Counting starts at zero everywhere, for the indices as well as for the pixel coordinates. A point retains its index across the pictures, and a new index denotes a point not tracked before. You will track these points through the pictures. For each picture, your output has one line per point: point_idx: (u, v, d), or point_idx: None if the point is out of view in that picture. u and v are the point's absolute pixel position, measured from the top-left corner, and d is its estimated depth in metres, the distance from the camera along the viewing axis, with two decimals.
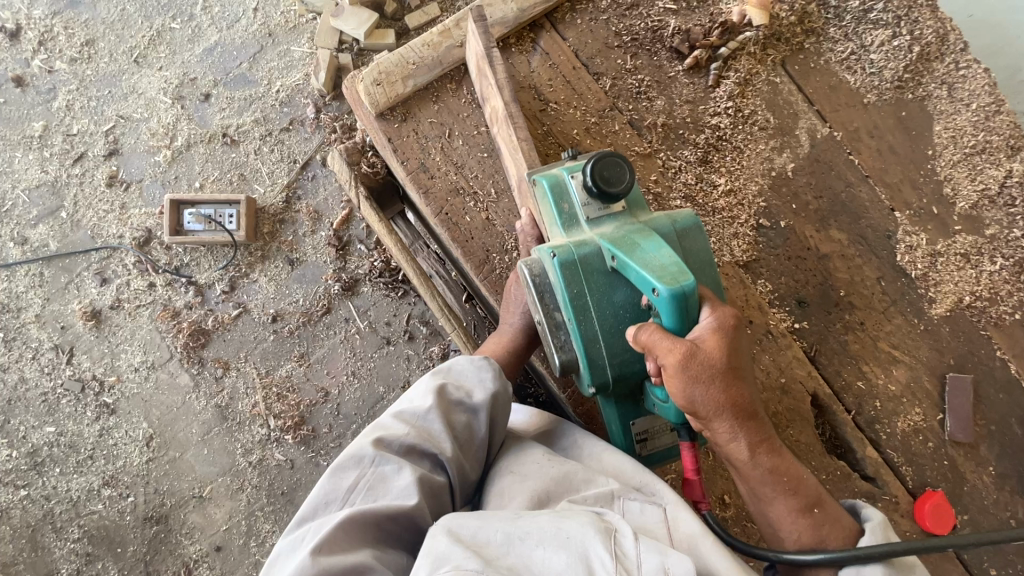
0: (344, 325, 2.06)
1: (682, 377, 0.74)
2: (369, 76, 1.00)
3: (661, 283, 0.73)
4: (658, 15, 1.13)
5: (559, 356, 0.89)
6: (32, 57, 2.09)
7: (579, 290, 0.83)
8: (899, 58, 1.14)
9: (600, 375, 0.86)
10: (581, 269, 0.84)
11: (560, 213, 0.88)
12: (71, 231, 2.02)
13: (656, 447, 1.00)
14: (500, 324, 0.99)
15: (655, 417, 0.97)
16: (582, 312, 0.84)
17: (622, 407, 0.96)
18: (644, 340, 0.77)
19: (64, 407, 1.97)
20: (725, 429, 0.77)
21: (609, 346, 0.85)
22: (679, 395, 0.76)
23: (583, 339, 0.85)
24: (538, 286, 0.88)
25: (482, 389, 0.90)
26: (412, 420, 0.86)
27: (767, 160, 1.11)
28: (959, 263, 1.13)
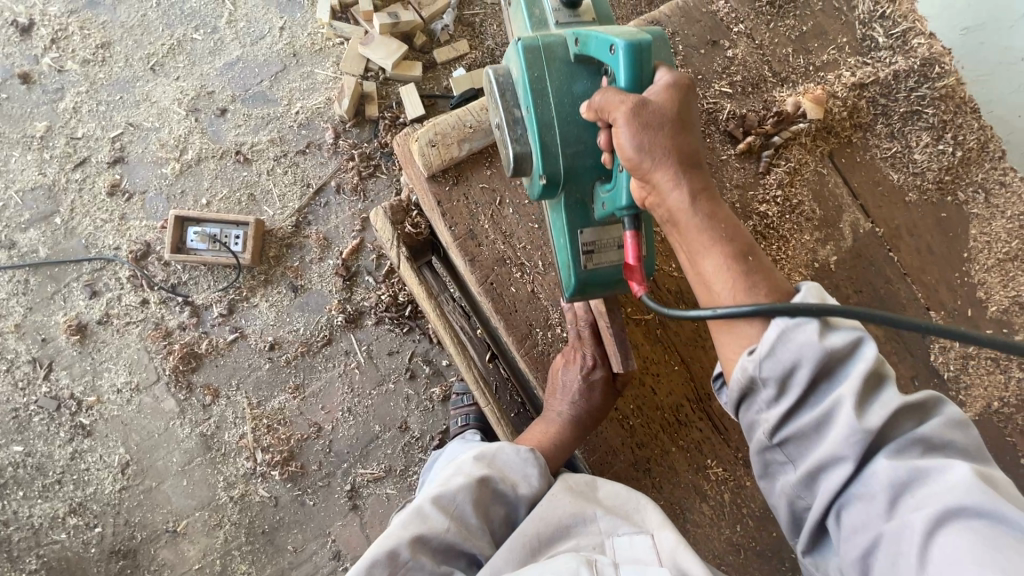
0: (344, 358, 1.98)
1: (632, 121, 0.67)
2: (425, 136, 0.97)
3: (618, 33, 0.71)
4: (713, 98, 1.13)
5: (513, 149, 0.87)
6: (42, 54, 2.01)
7: (540, 71, 0.82)
8: (941, 162, 1.16)
9: (551, 160, 0.81)
10: (544, 53, 0.84)
11: (529, 18, 0.97)
12: (64, 238, 1.92)
13: (602, 264, 0.87)
14: (545, 411, 0.95)
15: (607, 225, 0.86)
16: (541, 94, 0.82)
17: (571, 208, 0.85)
18: (598, 101, 0.72)
19: (35, 426, 1.84)
20: (665, 177, 0.67)
21: (564, 133, 0.81)
22: (625, 146, 0.67)
23: (537, 122, 0.82)
24: (503, 84, 0.89)
25: (528, 485, 0.85)
26: (451, 510, 0.80)
27: (811, 252, 1.11)
28: (989, 367, 1.14)
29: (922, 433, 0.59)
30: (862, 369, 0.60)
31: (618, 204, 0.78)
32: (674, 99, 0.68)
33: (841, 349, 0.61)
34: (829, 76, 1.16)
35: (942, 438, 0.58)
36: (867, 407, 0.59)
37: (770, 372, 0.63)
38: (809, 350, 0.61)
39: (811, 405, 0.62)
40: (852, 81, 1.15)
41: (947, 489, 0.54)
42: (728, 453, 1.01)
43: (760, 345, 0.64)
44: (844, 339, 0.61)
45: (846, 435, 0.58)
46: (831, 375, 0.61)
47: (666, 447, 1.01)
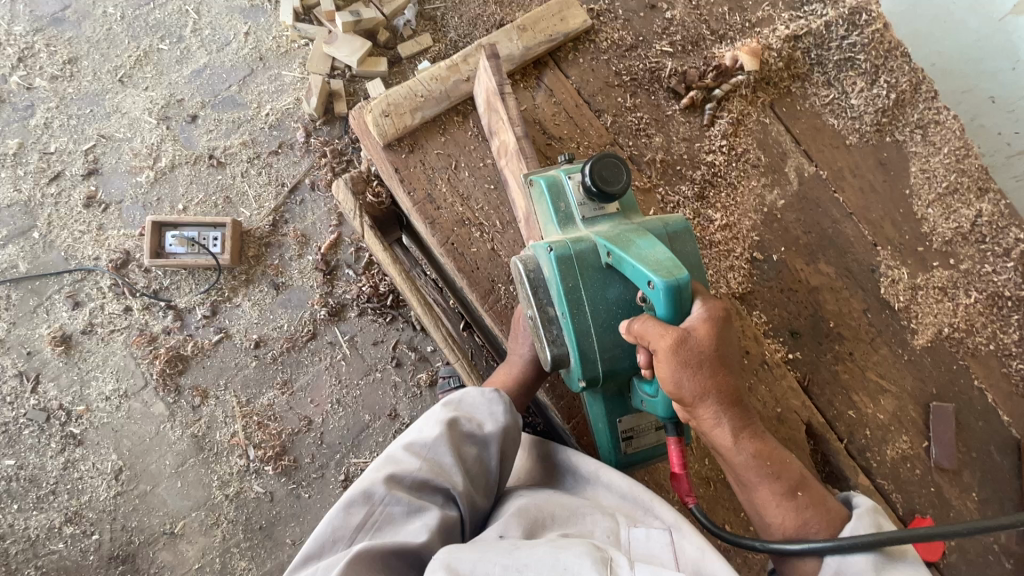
0: (330, 351, 2.01)
1: (670, 360, 0.72)
2: (378, 108, 1.01)
3: (657, 274, 0.72)
4: (655, 57, 1.17)
5: (550, 351, 0.88)
6: (10, 73, 2.03)
7: (574, 284, 0.83)
8: (878, 105, 1.22)
9: (591, 369, 0.85)
10: (577, 263, 0.84)
11: (556, 212, 0.89)
12: (44, 252, 1.94)
13: (641, 446, 0.98)
14: (508, 354, 0.99)
15: (642, 414, 0.96)
16: (577, 305, 0.83)
17: (610, 401, 0.94)
18: (637, 330, 0.76)
19: (26, 439, 1.85)
20: (710, 416, 0.75)
21: (601, 341, 0.84)
22: (668, 383, 0.74)
23: (574, 333, 0.84)
24: (533, 280, 0.88)
25: (493, 422, 0.91)
26: (422, 453, 0.86)
27: (759, 197, 1.16)
28: (937, 296, 1.20)
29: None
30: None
31: (660, 415, 0.86)
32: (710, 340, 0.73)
33: None
34: (764, 30, 1.21)
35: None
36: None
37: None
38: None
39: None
40: (787, 34, 1.21)
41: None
42: None
43: None
44: None
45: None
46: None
47: None
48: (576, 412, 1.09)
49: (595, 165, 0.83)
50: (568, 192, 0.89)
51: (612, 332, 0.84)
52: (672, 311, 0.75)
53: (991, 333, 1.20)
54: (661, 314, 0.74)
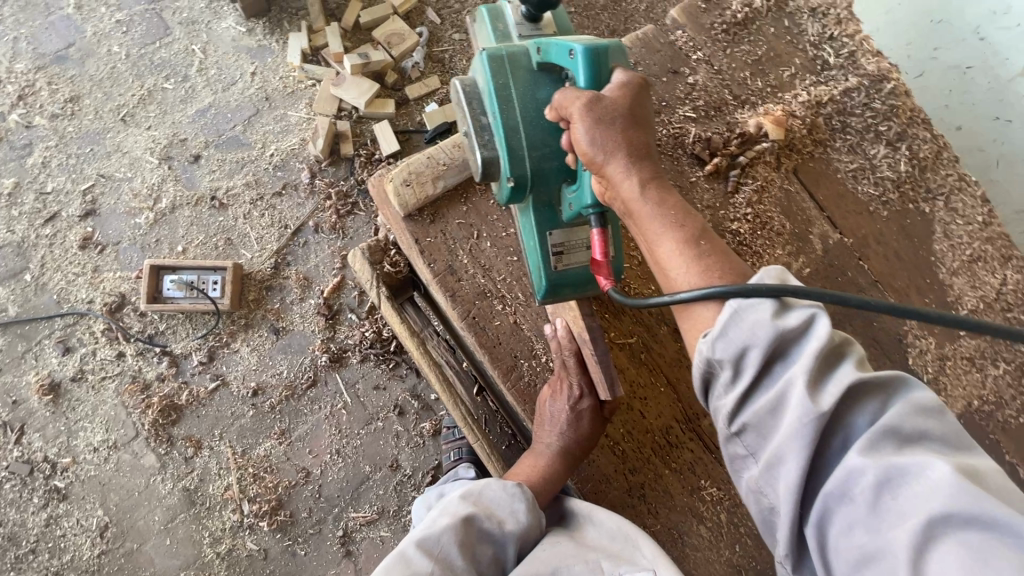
0: (331, 399, 1.95)
1: (583, 115, 0.73)
2: (399, 176, 0.98)
3: (576, 37, 0.76)
4: (678, 122, 1.16)
5: (481, 153, 0.88)
6: (9, 111, 1.99)
7: (504, 79, 0.85)
8: (901, 173, 1.21)
9: (518, 162, 0.84)
10: (508, 62, 0.87)
11: (494, 32, 1.04)
12: (35, 295, 1.87)
13: (571, 265, 0.89)
14: (535, 443, 0.94)
15: (572, 228, 0.89)
16: (506, 97, 0.85)
17: (540, 210, 0.88)
18: (557, 104, 0.77)
19: (7, 492, 1.76)
20: (616, 170, 0.72)
21: (529, 136, 0.84)
22: (582, 143, 0.72)
23: (503, 128, 0.84)
24: (469, 90, 0.91)
25: (514, 520, 0.83)
26: (434, 552, 0.76)
27: (785, 266, 1.13)
28: (966, 367, 1.17)
29: (889, 421, 0.54)
30: (815, 346, 0.56)
31: (585, 200, 0.80)
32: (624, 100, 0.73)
33: (795, 331, 0.58)
34: (787, 96, 1.20)
35: (911, 424, 0.53)
36: (821, 386, 0.55)
37: (721, 352, 0.60)
38: (758, 330, 0.58)
39: (763, 388, 0.59)
40: (809, 101, 1.20)
41: (927, 494, 0.49)
42: (720, 470, 1.00)
43: (712, 328, 0.62)
44: (798, 322, 0.59)
45: (802, 419, 0.54)
46: (785, 355, 0.58)
47: (658, 469, 0.99)
48: None
49: None
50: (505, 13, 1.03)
51: (540, 130, 0.85)
52: (590, 79, 0.77)
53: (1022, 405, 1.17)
54: (579, 80, 0.77)
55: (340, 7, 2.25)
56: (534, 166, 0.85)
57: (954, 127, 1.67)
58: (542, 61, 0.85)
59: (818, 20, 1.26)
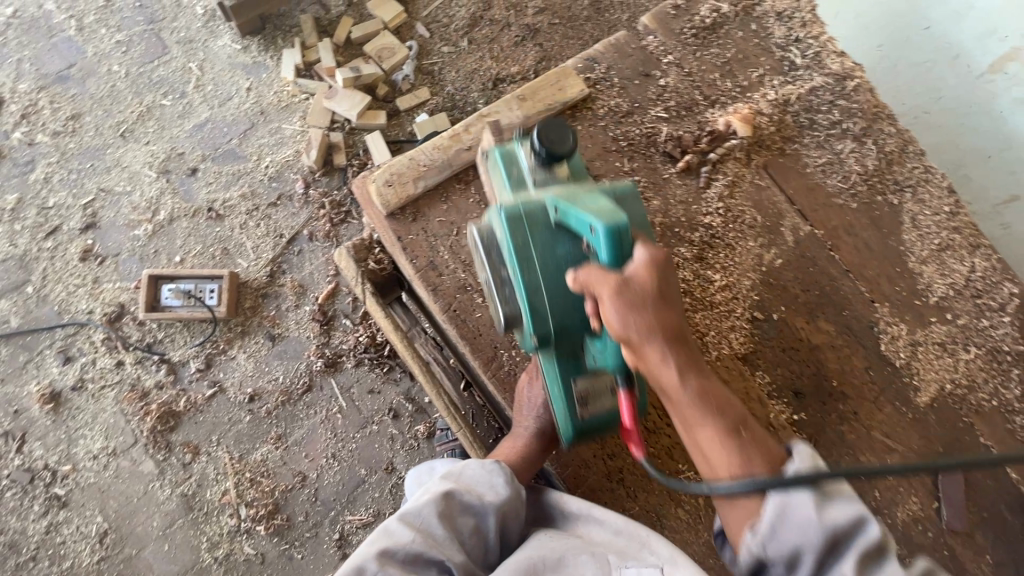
0: (326, 404, 1.98)
1: (614, 301, 0.70)
2: (382, 177, 1.03)
3: (597, 218, 0.74)
4: (651, 122, 1.20)
5: (503, 309, 0.88)
6: (13, 130, 2.06)
7: (523, 239, 0.84)
8: (868, 166, 1.26)
9: (541, 323, 0.84)
10: (526, 220, 0.85)
11: (509, 177, 0.94)
12: (37, 306, 1.92)
13: (596, 413, 0.86)
14: (514, 425, 0.98)
15: (598, 376, 0.86)
16: (526, 258, 0.84)
17: (564, 361, 0.88)
18: (582, 277, 0.75)
19: (8, 501, 1.78)
20: (654, 356, 0.70)
21: (550, 294, 0.84)
22: (614, 325, 0.70)
23: (524, 289, 0.84)
24: (488, 243, 0.90)
25: (494, 494, 0.86)
26: (416, 524, 0.79)
27: (757, 257, 1.17)
28: (937, 352, 1.20)
29: None
30: (862, 541, 0.62)
31: (611, 364, 0.81)
32: (652, 280, 0.72)
33: (837, 524, 0.63)
34: (755, 95, 1.25)
35: None
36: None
37: (777, 552, 0.64)
38: (807, 528, 0.63)
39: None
40: (777, 100, 1.25)
41: None
42: None
43: (761, 524, 0.66)
44: (840, 516, 0.63)
45: None
46: (837, 548, 0.62)
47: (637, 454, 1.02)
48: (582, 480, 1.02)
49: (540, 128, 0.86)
50: (521, 158, 0.94)
51: (562, 290, 0.84)
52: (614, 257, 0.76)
53: (994, 388, 1.20)
54: (603, 260, 0.75)
55: (331, 23, 2.32)
56: (558, 326, 0.85)
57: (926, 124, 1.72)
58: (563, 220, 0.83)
59: (784, 23, 1.32)
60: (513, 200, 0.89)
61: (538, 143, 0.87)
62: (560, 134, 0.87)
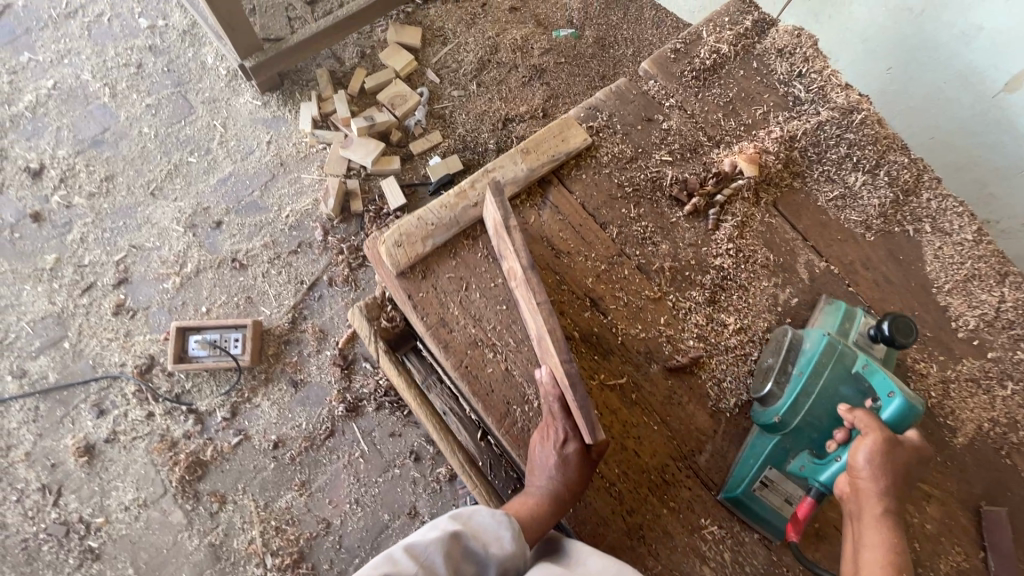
0: (348, 448, 1.99)
1: (875, 437, 0.85)
2: (391, 238, 1.05)
3: (906, 390, 0.88)
4: (656, 167, 1.20)
5: (771, 385, 1.01)
6: (52, 194, 2.15)
7: (829, 360, 0.96)
8: (882, 198, 1.23)
9: (795, 413, 0.96)
10: (840, 354, 0.97)
11: (840, 326, 1.06)
12: (73, 361, 1.99)
13: (767, 500, 0.96)
14: (528, 483, 0.96)
15: (788, 479, 0.97)
16: (819, 371, 0.96)
17: (778, 447, 0.97)
18: (855, 414, 0.89)
19: (45, 555, 1.81)
20: (870, 489, 0.84)
21: (815, 408, 0.95)
22: (857, 459, 0.85)
23: (799, 387, 0.96)
24: (793, 342, 1.03)
25: (500, 546, 0.86)
26: (420, 558, 0.80)
27: (772, 297, 1.15)
28: (971, 388, 1.15)
29: None
30: None
31: (822, 477, 0.92)
32: (914, 460, 0.86)
33: None
34: (760, 133, 1.25)
35: None
36: None
37: None
38: None
39: None
40: (783, 136, 1.24)
41: None
42: (719, 507, 1.01)
43: None
44: None
45: None
46: None
47: (657, 509, 0.99)
48: (603, 539, 0.97)
49: (899, 320, 0.99)
50: (860, 322, 1.06)
51: (824, 414, 0.95)
52: (893, 422, 0.91)
53: None
54: (886, 417, 0.89)
55: (346, 75, 2.42)
56: (802, 422, 0.96)
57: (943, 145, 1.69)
58: (860, 373, 0.95)
59: (786, 60, 1.32)
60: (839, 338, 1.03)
61: (884, 326, 1.01)
62: (910, 330, 1.00)
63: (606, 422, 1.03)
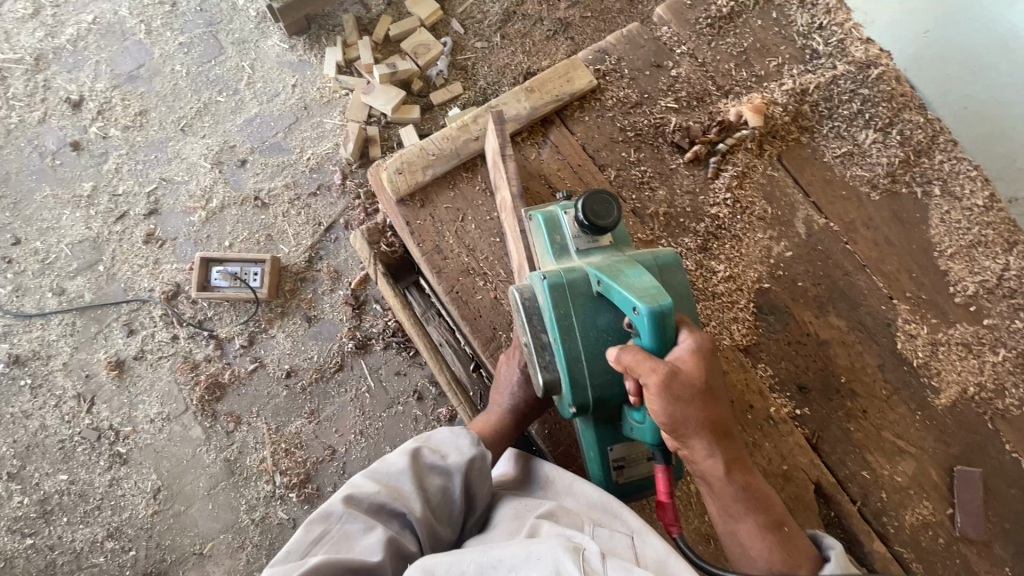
0: (356, 383, 2.10)
1: (661, 395, 0.75)
2: (393, 165, 1.10)
3: (641, 301, 0.77)
4: (660, 113, 1.21)
5: (542, 375, 0.91)
6: (90, 125, 2.26)
7: (566, 311, 0.87)
8: (892, 158, 1.21)
9: (583, 393, 0.88)
10: (569, 291, 0.88)
11: (552, 244, 0.95)
12: (107, 283, 2.13)
13: (633, 476, 0.97)
14: (491, 400, 1.05)
15: (633, 443, 0.96)
16: (568, 334, 0.87)
17: (601, 428, 0.95)
18: (627, 363, 0.78)
19: (79, 455, 1.99)
20: (702, 448, 0.78)
21: (592, 367, 0.88)
22: (662, 416, 0.76)
23: (566, 358, 0.87)
24: (529, 308, 0.93)
25: (456, 453, 0.94)
26: (384, 480, 0.91)
27: (765, 249, 1.16)
28: (960, 352, 1.14)
29: None
30: None
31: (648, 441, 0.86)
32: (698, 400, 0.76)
33: None
34: (771, 85, 1.23)
35: None
36: None
37: None
38: None
39: None
40: (794, 89, 1.22)
41: None
42: None
43: None
44: None
45: None
46: None
47: None
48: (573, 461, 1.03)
49: (586, 203, 0.88)
50: (563, 225, 0.94)
51: (601, 360, 0.88)
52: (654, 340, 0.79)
53: None
54: (643, 344, 0.78)
55: (372, 22, 2.43)
56: (597, 394, 0.89)
57: (960, 108, 1.67)
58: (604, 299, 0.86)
59: (807, 11, 1.29)
60: (554, 269, 0.91)
61: (582, 219, 0.89)
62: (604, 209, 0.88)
63: None
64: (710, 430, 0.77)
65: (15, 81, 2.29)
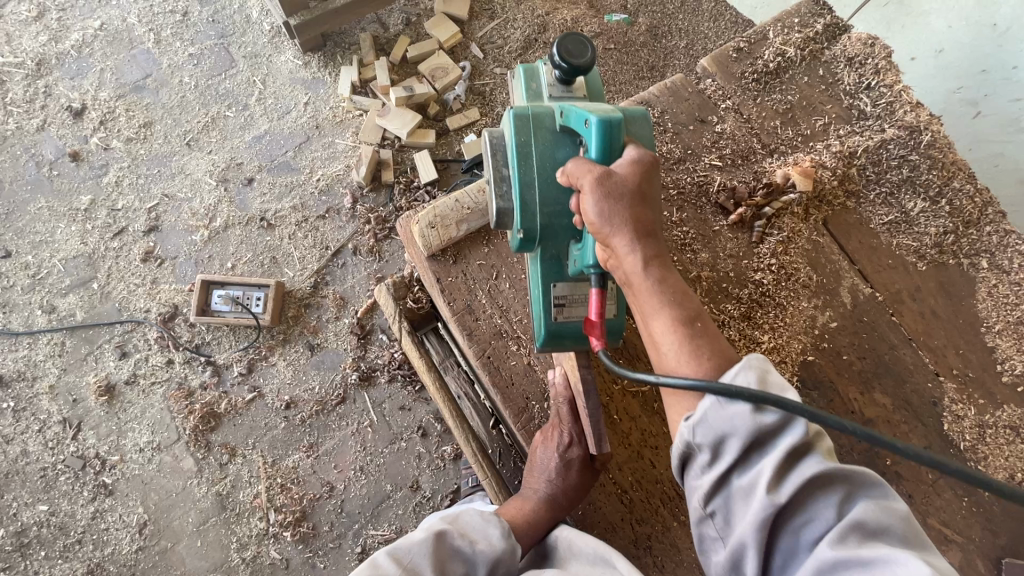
0: (358, 417, 2.01)
1: (595, 190, 0.73)
2: (426, 219, 1.07)
3: (592, 110, 0.79)
4: (703, 170, 1.19)
5: (497, 204, 0.93)
6: (91, 135, 2.17)
7: (526, 137, 0.89)
8: (939, 227, 1.16)
9: (531, 216, 0.89)
10: (533, 121, 0.91)
11: (528, 90, 1.05)
12: (100, 302, 2.03)
13: (572, 318, 0.93)
14: (527, 485, 1.00)
15: (578, 283, 0.92)
16: (525, 159, 0.89)
17: (547, 262, 0.92)
18: (571, 172, 0.78)
19: (61, 485, 1.88)
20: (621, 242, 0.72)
21: (543, 194, 0.89)
22: (592, 216, 0.74)
23: (519, 183, 0.89)
24: (495, 144, 0.96)
25: (485, 542, 0.87)
26: (405, 562, 0.78)
27: (810, 319, 1.11)
28: (1007, 437, 1.06)
29: None
30: None
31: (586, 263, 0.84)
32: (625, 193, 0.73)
33: None
34: (818, 145, 1.19)
35: None
36: None
37: None
38: None
39: None
40: (841, 151, 1.18)
41: None
42: None
43: None
44: None
45: None
46: None
47: (667, 522, 0.99)
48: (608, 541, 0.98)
49: (560, 39, 0.93)
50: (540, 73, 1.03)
51: (555, 188, 0.89)
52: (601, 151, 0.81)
53: None
54: (591, 152, 0.79)
55: (389, 42, 2.38)
56: (544, 220, 0.89)
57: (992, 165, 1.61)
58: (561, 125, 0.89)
59: (855, 70, 1.25)
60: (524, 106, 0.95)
61: (555, 57, 0.94)
62: (577, 47, 0.93)
63: (625, 430, 1.04)
64: (636, 221, 0.72)
65: (13, 85, 2.20)
